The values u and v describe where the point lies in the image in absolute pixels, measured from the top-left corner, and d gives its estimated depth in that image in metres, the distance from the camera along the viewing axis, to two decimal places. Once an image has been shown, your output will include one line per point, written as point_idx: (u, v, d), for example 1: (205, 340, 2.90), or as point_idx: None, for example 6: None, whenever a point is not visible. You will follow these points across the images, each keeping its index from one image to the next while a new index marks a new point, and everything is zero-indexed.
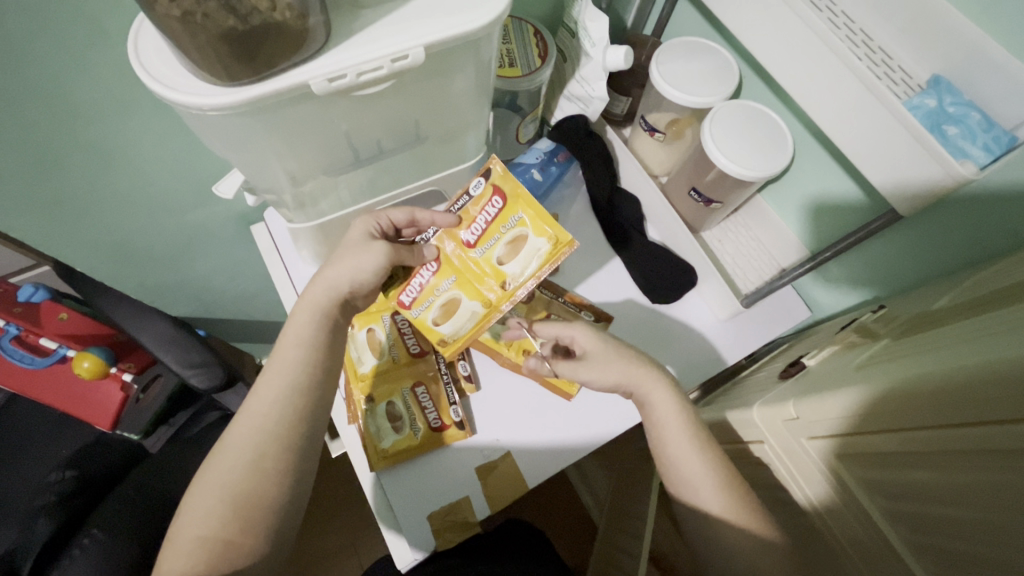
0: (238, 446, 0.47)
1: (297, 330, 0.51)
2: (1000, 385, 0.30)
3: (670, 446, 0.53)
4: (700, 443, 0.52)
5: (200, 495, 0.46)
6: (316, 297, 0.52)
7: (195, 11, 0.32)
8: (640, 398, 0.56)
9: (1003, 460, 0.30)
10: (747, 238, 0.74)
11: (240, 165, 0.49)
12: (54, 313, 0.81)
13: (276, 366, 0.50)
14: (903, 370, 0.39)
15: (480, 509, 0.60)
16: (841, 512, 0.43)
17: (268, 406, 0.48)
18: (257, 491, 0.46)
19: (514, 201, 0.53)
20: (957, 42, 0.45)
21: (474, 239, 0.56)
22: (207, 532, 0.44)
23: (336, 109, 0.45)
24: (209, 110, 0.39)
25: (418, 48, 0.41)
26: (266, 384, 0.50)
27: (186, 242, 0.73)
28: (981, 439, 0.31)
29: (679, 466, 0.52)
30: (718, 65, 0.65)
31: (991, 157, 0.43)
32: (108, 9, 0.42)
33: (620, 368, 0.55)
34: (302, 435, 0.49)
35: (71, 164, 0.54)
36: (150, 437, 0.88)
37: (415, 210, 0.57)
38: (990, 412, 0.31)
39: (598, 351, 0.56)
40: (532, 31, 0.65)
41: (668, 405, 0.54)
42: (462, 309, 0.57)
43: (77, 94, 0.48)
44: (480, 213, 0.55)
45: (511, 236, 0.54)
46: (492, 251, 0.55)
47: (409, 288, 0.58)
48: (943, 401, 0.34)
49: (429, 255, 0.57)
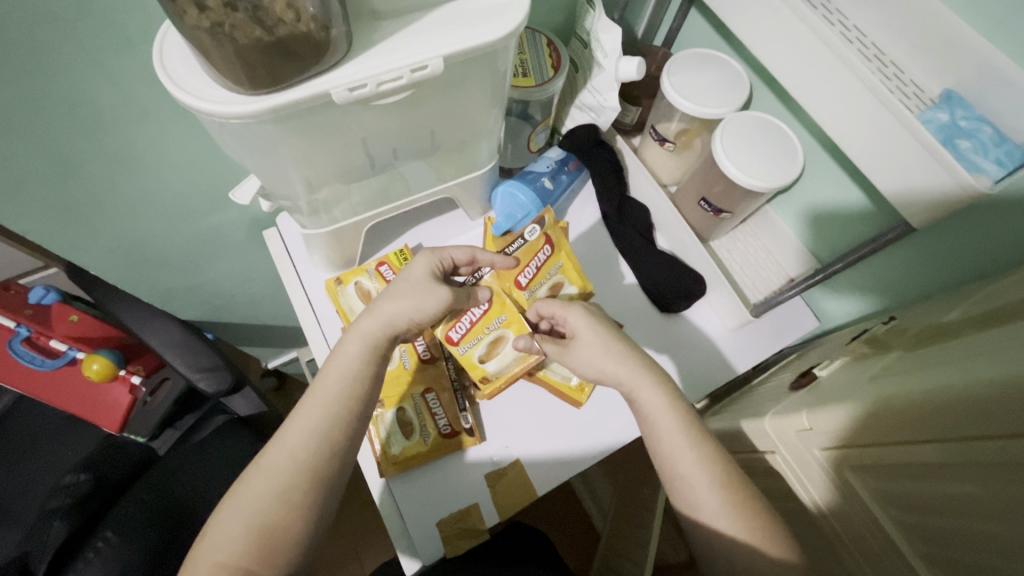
0: (271, 472, 0.47)
1: (346, 357, 0.51)
2: (1013, 400, 0.30)
3: (666, 444, 0.50)
4: (696, 442, 0.50)
5: (226, 518, 0.45)
6: (372, 329, 0.53)
7: (224, 22, 0.33)
8: (631, 396, 0.54)
9: (1015, 471, 0.30)
10: (756, 248, 0.74)
11: (257, 171, 0.49)
12: (65, 316, 0.80)
13: (317, 396, 0.50)
14: (908, 386, 0.39)
15: (489, 516, 0.60)
16: (857, 524, 0.43)
17: (306, 437, 0.48)
18: (282, 520, 0.45)
19: (560, 252, 0.65)
20: (968, 57, 0.45)
21: (526, 281, 0.63)
22: (227, 558, 0.43)
23: (355, 117, 0.45)
24: (234, 119, 0.39)
25: (438, 59, 0.41)
26: (304, 414, 0.49)
27: (198, 247, 0.73)
28: (993, 451, 0.31)
29: (674, 465, 0.49)
30: (730, 76, 0.65)
31: (1004, 171, 0.43)
32: (132, 18, 0.43)
33: (614, 365, 0.54)
34: (333, 467, 0.48)
35: (89, 171, 0.54)
36: (158, 440, 0.89)
37: (476, 251, 0.61)
38: (1002, 423, 0.31)
39: (591, 338, 0.56)
40: (545, 42, 0.65)
41: (658, 405, 0.52)
42: (508, 348, 0.61)
43: (98, 101, 0.48)
44: (534, 259, 0.63)
45: (552, 282, 0.65)
46: (538, 292, 0.64)
47: (460, 325, 0.61)
48: (957, 415, 0.34)
49: (484, 296, 0.61)
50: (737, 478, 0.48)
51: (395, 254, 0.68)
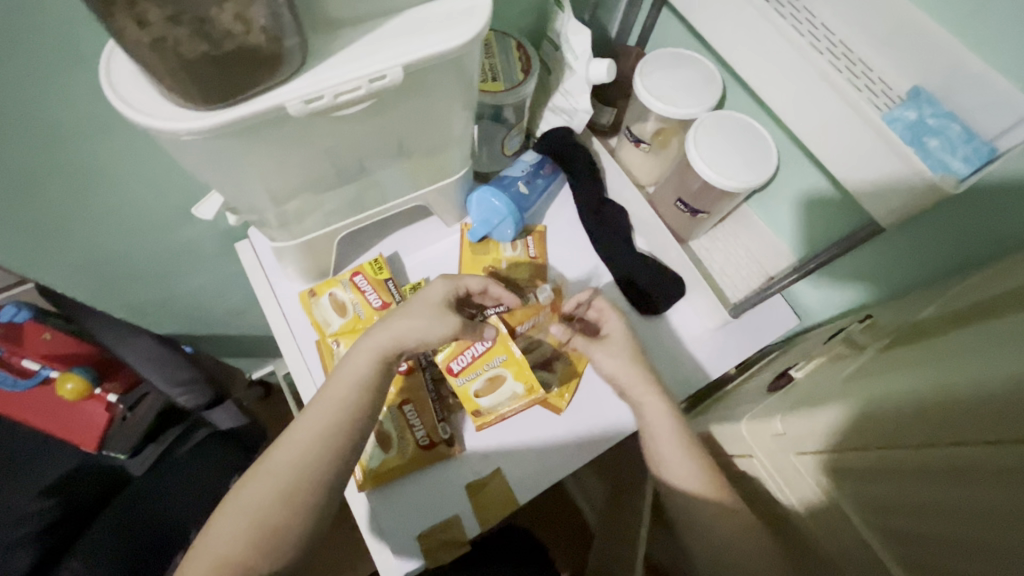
0: (276, 471, 0.47)
1: (362, 367, 0.51)
2: (992, 406, 0.29)
3: (655, 432, 0.58)
4: (686, 443, 0.56)
5: (229, 515, 0.45)
6: (380, 343, 0.52)
7: (166, 37, 0.32)
8: (637, 406, 0.60)
9: (986, 479, 0.29)
10: (736, 248, 0.73)
11: (219, 185, 0.48)
12: (37, 334, 0.77)
13: (326, 402, 0.50)
14: (899, 387, 0.38)
15: (472, 527, 0.60)
16: (838, 528, 0.41)
17: (313, 441, 0.48)
18: (283, 519, 0.45)
19: (558, 318, 0.66)
20: (934, 54, 0.45)
21: (519, 333, 0.64)
22: (228, 553, 0.43)
23: (315, 128, 0.44)
24: (185, 135, 0.38)
25: (396, 68, 0.40)
26: (313, 417, 0.49)
27: (169, 261, 0.72)
28: (968, 459, 0.30)
29: (666, 456, 0.56)
30: (701, 75, 0.65)
31: (971, 169, 0.43)
32: (80, 34, 0.42)
33: (626, 369, 0.61)
34: (333, 473, 0.48)
35: (50, 188, 0.53)
36: (136, 458, 0.84)
37: (490, 282, 0.60)
38: (979, 432, 0.30)
39: (618, 342, 0.63)
40: (515, 45, 0.64)
41: (658, 409, 0.58)
42: (506, 387, 0.61)
43: (52, 119, 0.47)
44: (529, 317, 0.64)
45: (545, 343, 0.65)
46: (527, 346, 0.64)
47: (461, 358, 0.61)
48: (935, 423, 0.33)
49: (488, 334, 0.60)
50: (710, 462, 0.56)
51: (370, 263, 0.67)
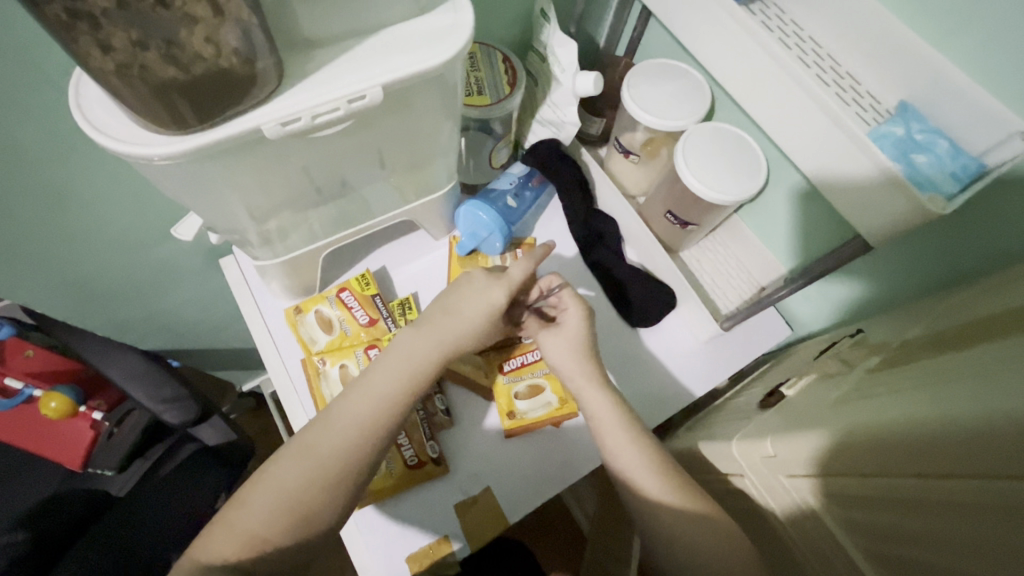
0: (325, 448, 0.45)
1: (416, 359, 0.49)
2: (998, 437, 0.28)
3: (607, 439, 0.52)
4: (637, 434, 0.52)
5: (270, 487, 0.44)
6: (451, 331, 0.51)
7: (131, 64, 0.32)
8: (578, 393, 0.56)
9: (992, 515, 0.28)
10: (726, 258, 0.73)
11: (197, 207, 0.47)
12: (19, 350, 0.79)
13: (384, 385, 0.48)
14: (898, 410, 0.37)
15: (460, 548, 0.59)
16: (822, 551, 0.40)
17: (365, 423, 0.46)
18: (321, 499, 0.45)
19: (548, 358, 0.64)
20: (922, 68, 0.44)
21: (509, 367, 0.64)
22: (263, 526, 0.43)
23: (293, 149, 0.43)
24: (158, 159, 0.37)
25: (375, 87, 0.40)
26: (372, 400, 0.47)
27: (153, 277, 0.71)
28: (971, 492, 0.29)
29: (617, 459, 0.51)
30: (689, 86, 0.64)
31: (959, 185, 0.42)
32: (52, 57, 0.41)
33: (570, 357, 0.56)
34: (369, 465, 0.47)
35: (23, 209, 0.51)
36: (123, 474, 0.83)
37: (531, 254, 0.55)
38: (983, 464, 0.29)
39: (569, 331, 0.57)
40: (501, 58, 0.64)
41: (601, 403, 0.54)
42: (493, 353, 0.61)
43: (25, 143, 0.46)
44: (520, 354, 0.65)
45: (535, 382, 0.63)
46: (516, 383, 0.63)
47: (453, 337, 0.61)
48: (937, 451, 0.32)
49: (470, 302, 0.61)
50: (676, 467, 0.51)
51: (356, 279, 0.65)
